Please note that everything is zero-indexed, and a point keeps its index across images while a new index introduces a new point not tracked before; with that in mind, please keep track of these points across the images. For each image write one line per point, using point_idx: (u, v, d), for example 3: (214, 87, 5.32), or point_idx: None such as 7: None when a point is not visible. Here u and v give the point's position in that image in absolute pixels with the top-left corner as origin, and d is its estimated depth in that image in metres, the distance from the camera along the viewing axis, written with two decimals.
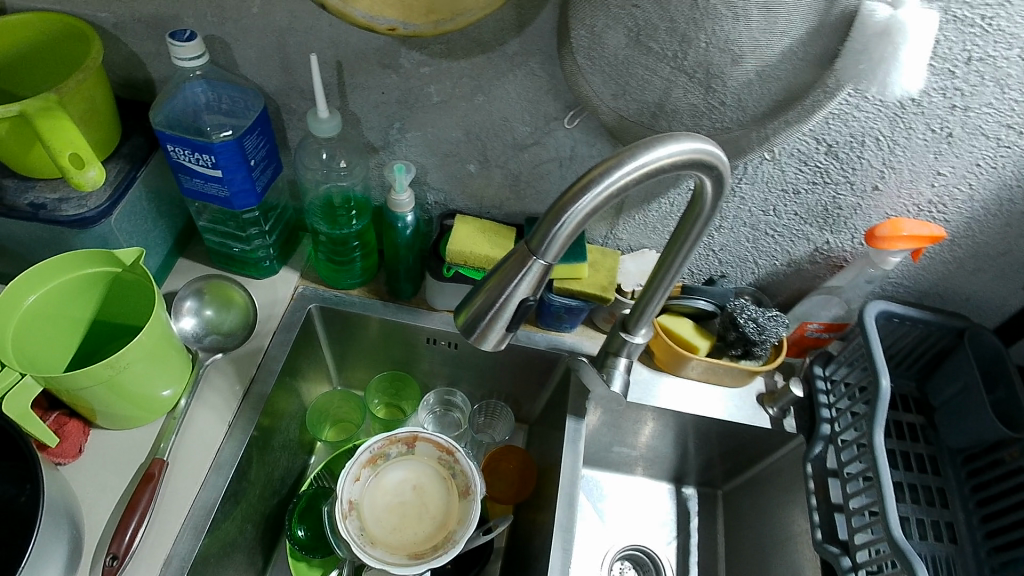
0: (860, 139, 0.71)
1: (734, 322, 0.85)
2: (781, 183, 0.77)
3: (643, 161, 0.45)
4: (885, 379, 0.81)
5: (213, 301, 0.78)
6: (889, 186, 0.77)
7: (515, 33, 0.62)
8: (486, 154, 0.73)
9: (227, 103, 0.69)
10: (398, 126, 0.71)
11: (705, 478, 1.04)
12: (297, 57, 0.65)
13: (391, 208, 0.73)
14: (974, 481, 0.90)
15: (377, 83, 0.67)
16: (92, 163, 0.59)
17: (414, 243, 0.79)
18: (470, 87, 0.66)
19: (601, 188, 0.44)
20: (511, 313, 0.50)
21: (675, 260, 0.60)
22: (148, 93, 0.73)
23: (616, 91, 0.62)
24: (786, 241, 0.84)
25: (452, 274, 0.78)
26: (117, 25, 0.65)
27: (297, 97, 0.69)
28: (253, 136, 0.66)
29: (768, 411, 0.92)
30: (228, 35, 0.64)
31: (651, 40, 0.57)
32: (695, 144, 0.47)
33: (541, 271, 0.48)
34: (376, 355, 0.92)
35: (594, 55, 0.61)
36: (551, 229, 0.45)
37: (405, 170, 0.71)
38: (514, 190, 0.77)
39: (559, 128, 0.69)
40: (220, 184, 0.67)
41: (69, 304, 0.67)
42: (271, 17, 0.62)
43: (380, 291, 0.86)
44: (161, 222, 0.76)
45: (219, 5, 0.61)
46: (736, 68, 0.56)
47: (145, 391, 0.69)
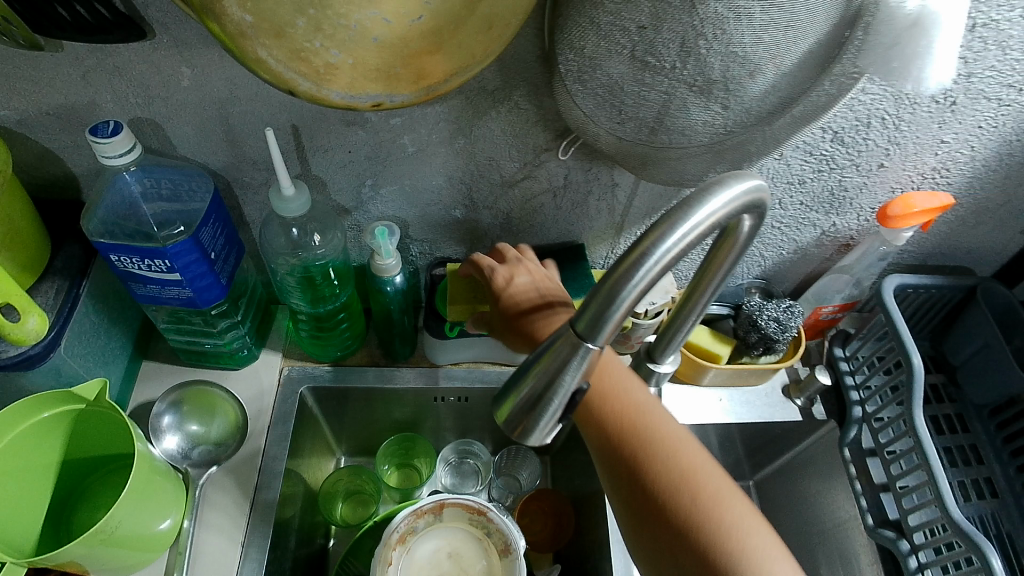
0: (865, 121, 0.67)
1: (754, 324, 0.80)
2: (786, 176, 0.73)
3: (697, 220, 0.40)
4: (917, 357, 0.77)
5: (194, 412, 0.69)
6: (895, 162, 0.73)
7: (494, 67, 0.55)
8: (472, 197, 0.66)
9: (167, 187, 0.59)
10: (371, 183, 0.63)
11: (736, 472, 1.01)
12: (244, 128, 0.56)
13: (376, 273, 0.65)
14: (1004, 431, 0.88)
15: (342, 143, 0.58)
16: (31, 308, 0.53)
17: (406, 303, 0.72)
18: (448, 132, 0.59)
19: (655, 259, 0.39)
20: (561, 405, 0.45)
21: (703, 298, 0.53)
22: (74, 188, 0.63)
23: (614, 114, 0.56)
24: (793, 230, 0.81)
25: (458, 333, 0.71)
26: (22, 122, 0.55)
27: (250, 170, 0.60)
28: (209, 227, 0.58)
29: (797, 403, 0.90)
30: (159, 116, 0.55)
31: (651, 55, 0.51)
32: (744, 186, 0.43)
33: (593, 356, 0.43)
34: (379, 419, 0.84)
35: (586, 79, 0.54)
36: (603, 313, 0.40)
37: (389, 233, 0.63)
38: (505, 227, 0.71)
39: (552, 159, 0.63)
40: (181, 286, 0.58)
41: (32, 453, 0.59)
42: (206, 89, 0.53)
43: (374, 356, 0.78)
44: (116, 330, 0.67)
45: (142, 85, 0.52)
46: (751, 81, 0.52)
47: (143, 531, 0.60)
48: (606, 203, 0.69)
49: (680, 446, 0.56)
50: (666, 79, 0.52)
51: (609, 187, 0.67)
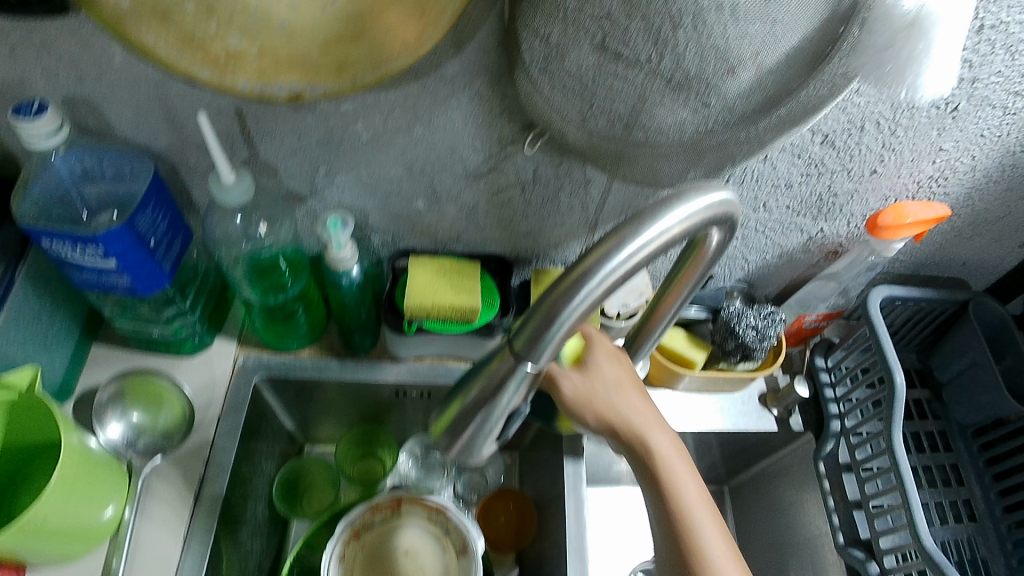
0: (859, 125, 0.64)
1: (731, 331, 0.79)
2: (772, 180, 0.70)
3: (648, 238, 0.37)
4: (899, 374, 0.75)
5: (137, 402, 0.67)
6: (889, 169, 0.70)
7: (454, 53, 0.51)
8: (434, 188, 0.63)
9: (110, 170, 0.56)
10: (325, 170, 0.59)
11: (710, 476, 1.00)
12: (185, 109, 0.53)
13: (332, 265, 0.62)
14: (988, 453, 0.85)
15: (291, 127, 0.55)
16: None
17: (364, 295, 0.68)
18: (405, 119, 0.55)
19: (598, 279, 0.36)
20: (500, 422, 0.43)
21: (674, 302, 0.51)
22: (12, 167, 0.59)
23: (583, 108, 0.51)
24: (778, 234, 0.79)
25: (416, 329, 0.68)
26: None
27: (197, 154, 0.57)
28: (148, 212, 0.54)
29: (773, 413, 0.88)
30: (93, 94, 0.51)
31: (622, 46, 0.47)
32: (705, 200, 0.39)
33: (532, 376, 0.40)
34: (341, 410, 0.82)
35: (553, 71, 0.50)
36: (542, 333, 0.38)
37: (342, 224, 0.59)
38: (471, 221, 0.67)
39: (518, 152, 0.59)
40: (120, 274, 0.55)
41: None
42: (140, 68, 0.49)
43: (334, 347, 0.75)
44: (60, 315, 0.64)
45: (70, 62, 0.48)
46: (730, 79, 0.47)
47: (81, 524, 0.58)
48: (578, 200, 0.65)
49: (650, 413, 0.55)
50: (640, 72, 0.48)
51: (581, 185, 0.63)
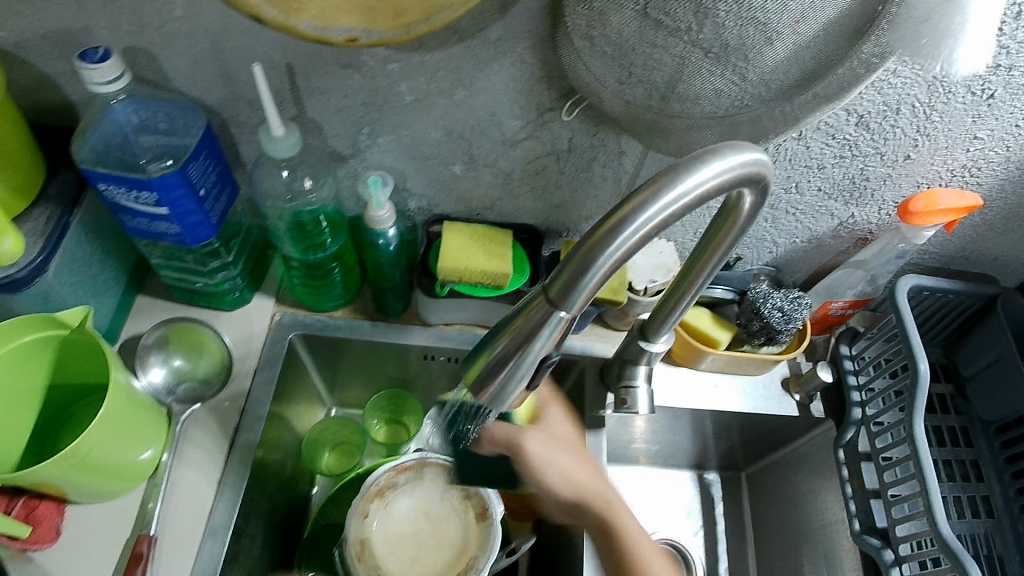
0: (894, 107, 0.64)
1: (756, 312, 0.79)
2: (805, 160, 0.71)
3: (684, 189, 0.38)
4: (923, 362, 0.75)
5: (179, 348, 0.70)
6: (923, 155, 0.70)
7: (499, 16, 0.52)
8: (472, 152, 0.64)
9: (163, 121, 0.58)
10: (368, 130, 0.61)
11: (727, 462, 1.01)
12: (239, 63, 0.55)
13: (369, 225, 0.64)
14: (1009, 452, 0.84)
15: (338, 85, 0.56)
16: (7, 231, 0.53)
17: (399, 258, 0.70)
18: (448, 82, 0.57)
19: (634, 227, 0.37)
20: (530, 372, 0.44)
21: (703, 273, 0.52)
22: (71, 116, 0.62)
23: (622, 74, 0.53)
24: (809, 217, 0.79)
25: (448, 292, 0.69)
26: (18, 45, 0.54)
27: (247, 109, 0.59)
28: (199, 162, 0.57)
29: (795, 398, 0.89)
30: (152, 45, 0.53)
31: (663, 13, 0.48)
32: (741, 157, 0.40)
33: (564, 325, 0.41)
34: (369, 373, 0.84)
35: (594, 36, 0.51)
36: (577, 279, 0.39)
37: (382, 184, 0.61)
38: (506, 189, 0.69)
39: (556, 119, 0.61)
40: (169, 221, 0.58)
41: (16, 376, 0.59)
42: (199, 20, 0.51)
43: (367, 309, 0.77)
44: (110, 262, 0.67)
45: (134, 11, 0.51)
46: (769, 48, 0.48)
47: (121, 461, 0.61)
48: (612, 171, 0.66)
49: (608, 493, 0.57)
50: (679, 41, 0.49)
51: (616, 156, 0.64)
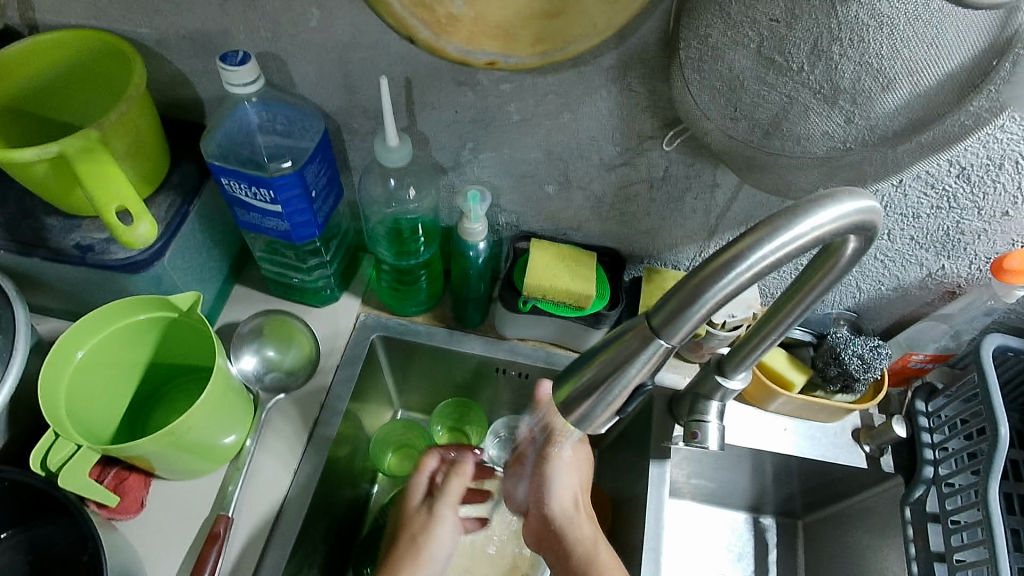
0: (998, 162, 0.63)
1: (836, 357, 0.78)
2: (900, 208, 0.70)
3: (801, 231, 0.38)
4: (1005, 427, 0.73)
5: (272, 339, 0.73)
6: (1022, 213, 0.68)
7: (613, 46, 0.54)
8: (567, 175, 0.66)
9: (283, 124, 0.62)
10: (471, 147, 0.64)
11: (785, 508, 0.98)
12: (361, 74, 0.58)
13: (461, 236, 0.66)
14: None
15: (450, 101, 0.59)
16: (143, 216, 0.55)
17: (486, 271, 0.72)
18: (556, 106, 0.59)
19: (747, 264, 0.38)
20: (620, 398, 0.44)
21: (790, 314, 0.52)
22: (197, 113, 0.67)
23: (728, 110, 0.53)
24: (897, 265, 0.78)
25: (530, 308, 0.71)
26: (160, 42, 0.59)
27: (360, 118, 0.62)
28: (315, 165, 0.60)
29: (864, 449, 0.87)
30: (284, 52, 0.57)
31: (779, 53, 0.49)
32: (856, 204, 0.41)
33: (663, 353, 0.42)
34: (439, 381, 0.86)
35: (705, 69, 0.52)
36: (683, 310, 0.39)
37: (480, 199, 0.63)
38: (595, 212, 0.70)
39: (655, 148, 0.62)
40: (279, 218, 0.61)
41: (125, 350, 0.63)
42: (332, 32, 0.54)
43: (446, 318, 0.79)
44: (216, 251, 0.71)
45: (274, 20, 0.54)
46: (884, 97, 0.48)
47: (209, 443, 0.64)
48: (703, 203, 0.67)
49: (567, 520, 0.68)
50: (790, 81, 0.50)
51: (709, 188, 0.65)
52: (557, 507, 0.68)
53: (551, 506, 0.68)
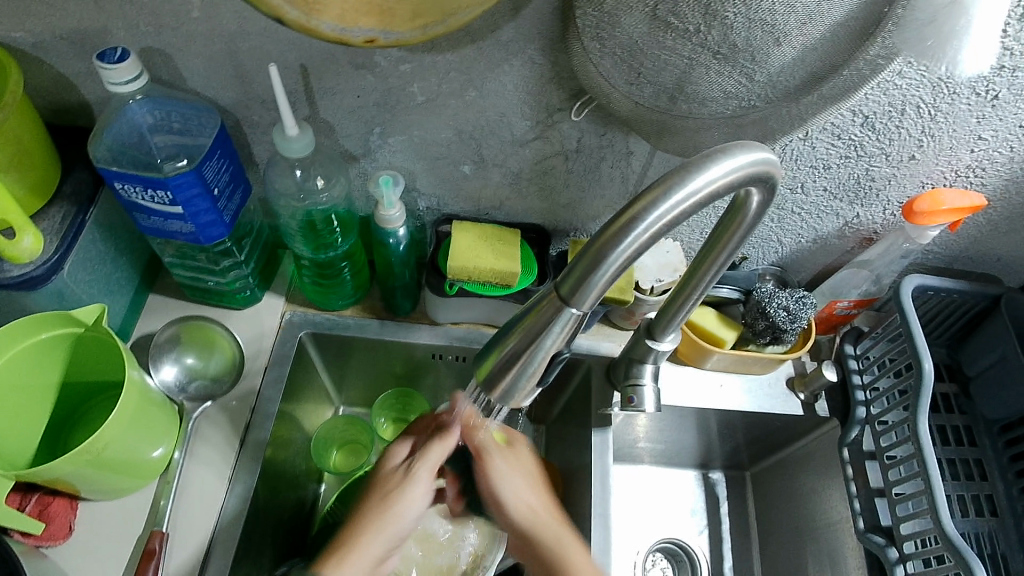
0: (899, 108, 0.65)
1: (763, 312, 0.80)
2: (811, 160, 0.72)
3: (695, 186, 0.38)
4: (928, 362, 0.76)
5: (192, 347, 0.70)
6: (927, 155, 0.70)
7: (510, 18, 0.53)
8: (482, 153, 0.65)
9: (177, 121, 0.59)
10: (379, 131, 0.62)
11: (732, 461, 1.01)
12: (253, 63, 0.55)
13: (380, 224, 0.64)
14: (1012, 450, 0.85)
15: (351, 86, 0.57)
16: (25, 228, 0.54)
17: (409, 257, 0.71)
18: (460, 83, 0.58)
19: (645, 225, 0.38)
20: (540, 369, 0.44)
21: (709, 272, 0.52)
22: (86, 117, 0.63)
23: (631, 74, 0.53)
24: (814, 217, 0.80)
25: (457, 291, 0.70)
26: (35, 45, 0.55)
27: (261, 109, 0.60)
28: (214, 162, 0.57)
29: (799, 397, 0.89)
30: (168, 46, 0.54)
31: (672, 15, 0.48)
32: (750, 156, 0.41)
33: (576, 320, 0.42)
34: (376, 372, 0.85)
35: (604, 36, 0.52)
36: (589, 276, 0.39)
37: (393, 183, 0.62)
38: (515, 189, 0.70)
39: (565, 119, 0.61)
40: (182, 220, 0.58)
41: (31, 372, 0.60)
42: (216, 21, 0.52)
43: (376, 308, 0.77)
44: (123, 261, 0.68)
45: (152, 13, 0.51)
46: (778, 52, 0.49)
47: (134, 458, 0.62)
48: (619, 171, 0.67)
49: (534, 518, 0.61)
50: (688, 43, 0.49)
51: (623, 157, 0.65)
52: (518, 511, 0.61)
53: (505, 509, 0.61)
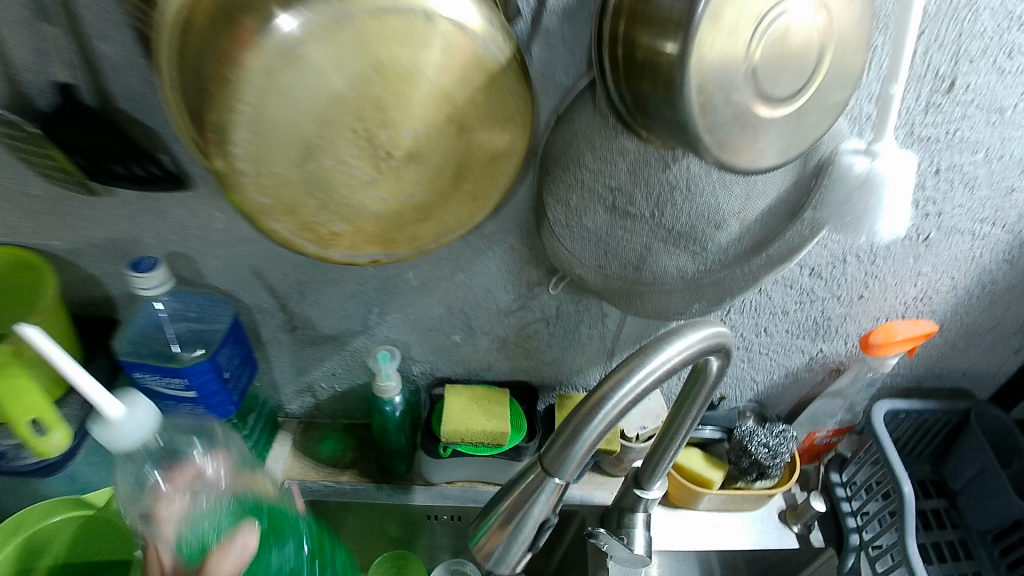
0: (841, 257, 0.73)
1: (744, 449, 0.84)
2: (769, 308, 0.79)
3: (654, 366, 0.44)
4: (907, 486, 0.79)
5: None
6: (874, 294, 0.78)
7: (491, 214, 0.61)
8: (470, 324, 0.71)
9: (195, 310, 0.66)
10: (378, 310, 0.69)
11: None
12: (265, 260, 0.63)
13: (377, 391, 0.69)
14: (1011, 559, 0.87)
15: (352, 275, 0.65)
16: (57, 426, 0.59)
17: (405, 421, 0.75)
18: (449, 268, 0.65)
19: (613, 403, 0.43)
20: (531, 533, 0.48)
21: (684, 424, 0.59)
22: (110, 310, 0.69)
23: (599, 254, 0.60)
24: (781, 355, 0.86)
25: (451, 452, 0.73)
26: (72, 252, 0.63)
27: (269, 297, 0.66)
28: (226, 349, 0.64)
29: (793, 529, 0.90)
30: (192, 251, 0.62)
31: (630, 207, 0.57)
32: (702, 335, 0.47)
33: (558, 489, 0.46)
34: (375, 535, 0.85)
35: (572, 226, 0.59)
36: (566, 451, 0.44)
37: (390, 357, 0.68)
38: (502, 351, 0.75)
39: (544, 292, 0.68)
40: (194, 403, 0.64)
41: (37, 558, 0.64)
42: (237, 229, 0.60)
43: (372, 473, 0.79)
44: None
45: (180, 224, 0.60)
46: (719, 232, 0.58)
47: None
48: (596, 331, 0.73)
49: None
50: (645, 226, 0.58)
51: (599, 321, 0.72)
52: None
53: None
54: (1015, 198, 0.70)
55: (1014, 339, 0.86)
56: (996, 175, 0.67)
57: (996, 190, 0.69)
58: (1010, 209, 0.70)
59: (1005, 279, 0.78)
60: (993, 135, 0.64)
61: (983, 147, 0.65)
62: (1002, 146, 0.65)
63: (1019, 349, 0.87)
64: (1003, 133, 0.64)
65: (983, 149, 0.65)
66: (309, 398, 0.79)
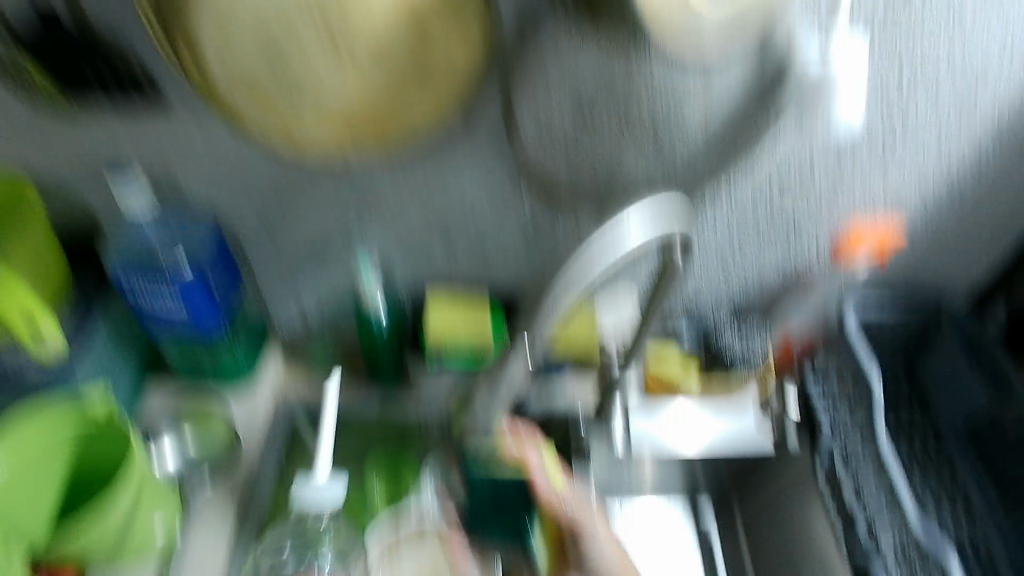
0: (808, 150, 0.73)
1: (721, 355, 0.91)
2: (738, 201, 0.78)
3: (631, 241, 0.48)
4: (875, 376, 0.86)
5: (190, 426, 0.74)
6: (843, 191, 0.78)
7: None
8: (449, 234, 0.74)
9: (176, 225, 0.67)
10: (356, 218, 0.71)
11: None
12: (244, 167, 0.66)
13: (363, 302, 0.73)
14: (984, 454, 0.89)
15: (330, 182, 0.68)
16: (46, 318, 0.62)
17: (394, 333, 0.78)
18: (424, 175, 0.68)
19: (598, 260, 0.48)
20: None
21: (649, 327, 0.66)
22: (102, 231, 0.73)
23: (568, 154, 0.66)
24: (753, 255, 0.86)
25: (437, 363, 0.79)
26: (62, 168, 0.66)
27: (251, 207, 0.69)
28: (206, 257, 0.67)
29: None
30: (173, 159, 0.65)
31: (596, 110, 0.62)
32: (669, 212, 0.51)
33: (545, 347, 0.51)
34: None
35: (545, 133, 0.64)
36: (548, 301, 0.51)
37: (372, 271, 0.72)
38: (482, 264, 0.77)
39: (518, 199, 0.70)
40: (177, 304, 0.67)
41: (41, 466, 0.60)
42: (215, 137, 0.63)
43: (360, 382, 0.83)
44: (128, 355, 0.75)
45: (160, 131, 0.63)
46: (681, 136, 0.65)
47: (136, 536, 0.65)
48: (573, 241, 0.75)
49: None
50: (614, 134, 0.65)
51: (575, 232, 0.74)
52: None
53: None
54: (983, 99, 0.70)
55: (989, 241, 0.87)
56: (961, 83, 0.68)
57: (968, 82, 0.68)
58: (978, 112, 0.71)
59: (971, 188, 0.79)
60: (962, 30, 0.63)
61: (953, 39, 0.64)
62: (973, 35, 0.64)
63: (991, 250, 0.88)
64: (973, 25, 0.63)
65: (954, 44, 0.65)
66: (298, 313, 0.82)
